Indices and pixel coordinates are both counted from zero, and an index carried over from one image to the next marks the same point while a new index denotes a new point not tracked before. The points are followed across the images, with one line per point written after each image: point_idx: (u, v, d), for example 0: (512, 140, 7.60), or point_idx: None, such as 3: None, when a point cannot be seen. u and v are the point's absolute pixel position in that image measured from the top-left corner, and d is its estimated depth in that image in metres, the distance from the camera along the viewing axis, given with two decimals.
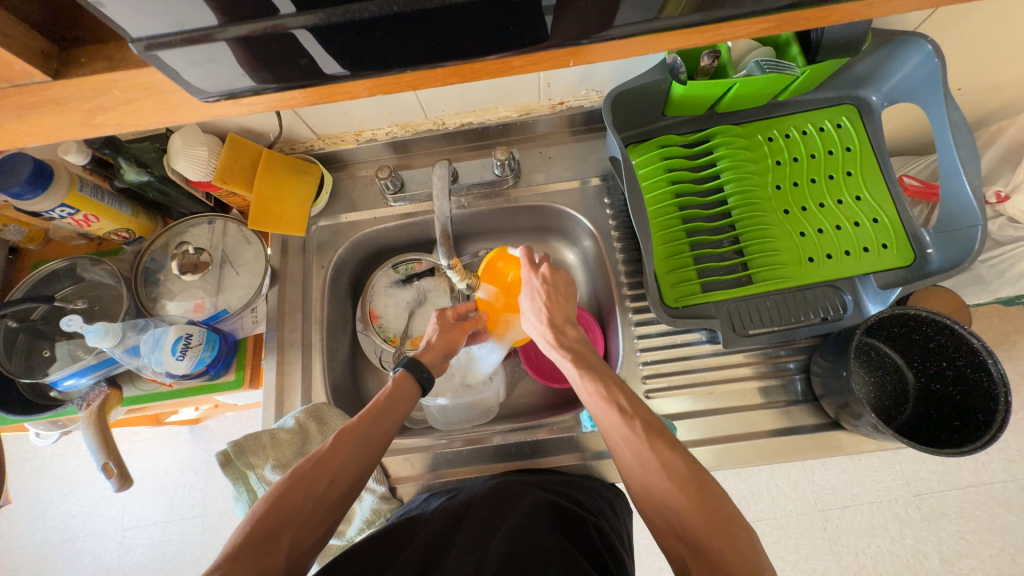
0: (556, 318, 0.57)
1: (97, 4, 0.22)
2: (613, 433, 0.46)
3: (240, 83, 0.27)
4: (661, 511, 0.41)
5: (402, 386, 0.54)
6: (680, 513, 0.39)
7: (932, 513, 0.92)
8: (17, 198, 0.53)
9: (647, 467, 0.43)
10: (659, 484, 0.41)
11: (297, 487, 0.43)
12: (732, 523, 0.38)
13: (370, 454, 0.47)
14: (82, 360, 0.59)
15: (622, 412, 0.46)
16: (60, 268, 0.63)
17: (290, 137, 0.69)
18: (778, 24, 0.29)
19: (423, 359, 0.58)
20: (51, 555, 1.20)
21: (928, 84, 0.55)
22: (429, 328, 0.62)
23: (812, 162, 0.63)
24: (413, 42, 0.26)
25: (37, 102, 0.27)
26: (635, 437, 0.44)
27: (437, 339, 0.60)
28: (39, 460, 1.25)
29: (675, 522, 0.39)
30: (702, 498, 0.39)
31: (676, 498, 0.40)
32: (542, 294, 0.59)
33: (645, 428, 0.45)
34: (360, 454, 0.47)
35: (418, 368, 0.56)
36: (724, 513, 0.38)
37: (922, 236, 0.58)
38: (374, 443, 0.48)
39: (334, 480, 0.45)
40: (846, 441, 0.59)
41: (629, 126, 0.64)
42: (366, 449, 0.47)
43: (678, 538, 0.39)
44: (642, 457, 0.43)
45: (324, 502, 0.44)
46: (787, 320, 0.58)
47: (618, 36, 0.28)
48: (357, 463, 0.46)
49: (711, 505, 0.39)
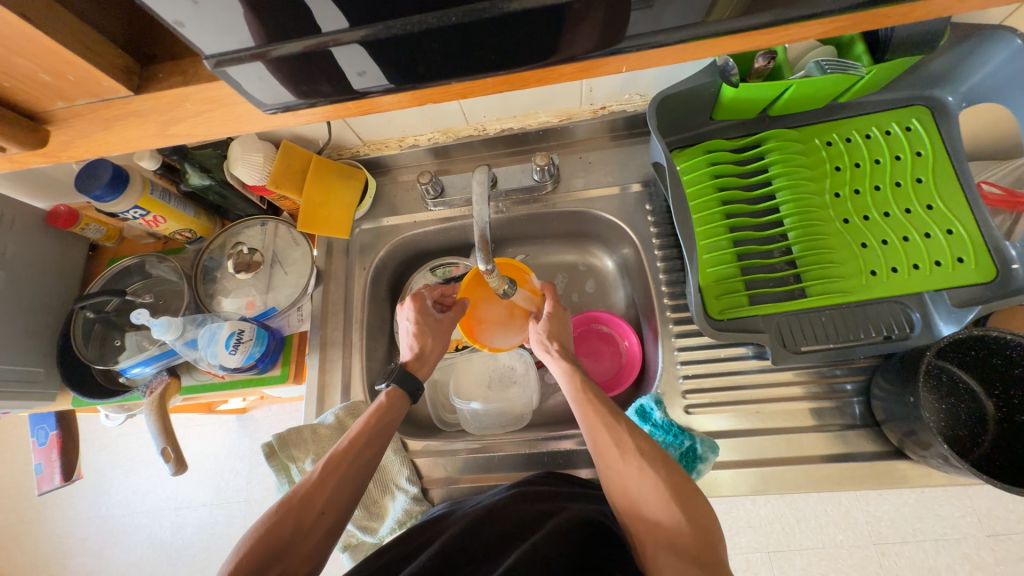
0: (562, 340, 0.61)
1: (177, 24, 0.23)
2: (594, 423, 0.51)
3: (298, 95, 0.28)
4: (628, 492, 0.47)
5: (392, 403, 0.55)
6: (647, 494, 0.45)
7: (1009, 557, 0.83)
8: (98, 200, 0.58)
9: (622, 450, 0.48)
10: (631, 468, 0.47)
11: (285, 521, 0.45)
12: (693, 499, 0.44)
13: (359, 481, 0.49)
14: (147, 350, 0.64)
15: (606, 408, 0.52)
16: (131, 264, 0.69)
17: (338, 143, 0.72)
18: (845, 24, 0.27)
19: (420, 373, 0.61)
20: (114, 528, 1.30)
21: (1017, 82, 0.49)
22: (413, 333, 0.63)
23: (876, 168, 0.58)
24: (464, 53, 0.26)
25: (121, 115, 0.29)
26: (617, 427, 0.50)
27: (430, 345, 0.63)
28: (107, 439, 1.37)
29: (642, 501, 0.45)
30: (670, 481, 0.45)
31: (645, 479, 0.46)
32: (553, 318, 0.62)
33: (626, 422, 0.51)
34: (348, 483, 0.48)
35: (410, 382, 0.57)
36: (688, 494, 0.44)
37: (1006, 251, 0.52)
38: (362, 469, 0.50)
39: (323, 512, 0.46)
40: (910, 473, 0.54)
41: (674, 130, 0.62)
42: (354, 476, 0.49)
43: (641, 516, 0.45)
44: (620, 443, 0.49)
45: (313, 535, 0.45)
46: (845, 337, 0.54)
47: (669, 41, 0.27)
48: (343, 491, 0.48)
49: (675, 487, 0.44)
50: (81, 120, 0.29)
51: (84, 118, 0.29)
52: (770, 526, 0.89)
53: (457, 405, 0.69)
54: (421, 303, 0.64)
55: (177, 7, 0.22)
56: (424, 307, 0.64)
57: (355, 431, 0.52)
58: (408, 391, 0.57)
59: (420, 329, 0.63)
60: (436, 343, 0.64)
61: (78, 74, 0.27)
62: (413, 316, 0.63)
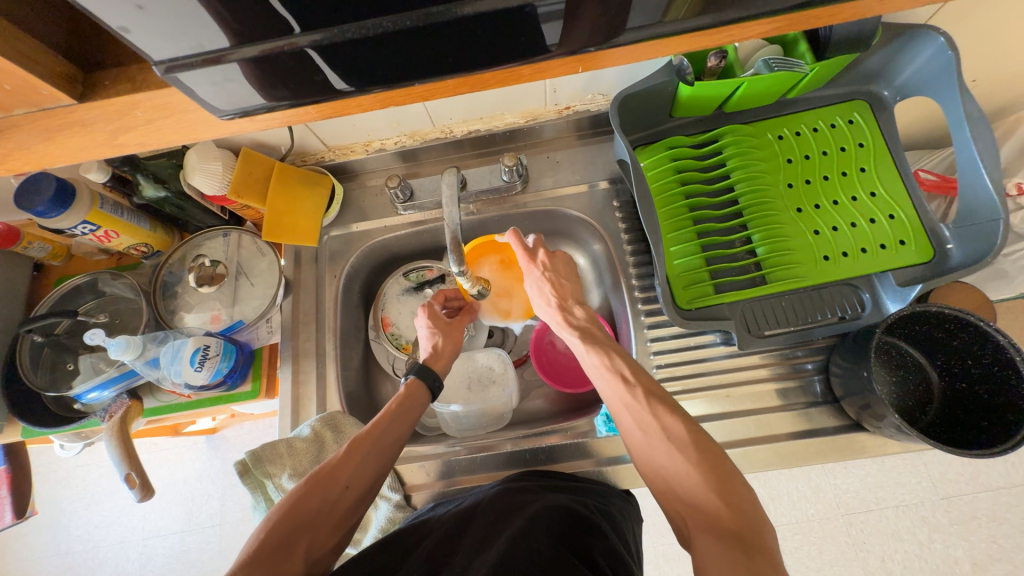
0: (563, 300, 0.59)
1: (123, 30, 0.23)
2: (615, 403, 0.49)
3: (256, 101, 0.28)
4: (660, 475, 0.44)
5: (412, 393, 0.55)
6: (679, 475, 0.42)
7: (961, 516, 0.89)
8: (42, 216, 0.55)
9: (647, 430, 0.45)
10: (659, 450, 0.44)
11: (311, 496, 0.44)
12: (732, 479, 0.41)
13: (384, 460, 0.49)
14: (104, 373, 0.60)
15: (628, 377, 0.49)
16: (82, 283, 0.65)
17: (302, 149, 0.71)
18: (785, 23, 0.28)
19: (434, 366, 0.60)
20: (75, 565, 1.22)
21: (942, 76, 0.54)
22: (427, 336, 0.63)
23: (824, 159, 0.62)
24: (425, 55, 0.26)
25: (64, 125, 0.28)
26: (637, 403, 0.47)
27: (443, 344, 0.62)
28: (63, 471, 1.28)
29: (676, 486, 0.42)
30: (704, 458, 0.42)
31: (675, 461, 0.43)
32: (551, 279, 0.60)
33: (647, 395, 0.47)
34: (374, 460, 0.48)
35: (430, 376, 0.58)
36: (722, 471, 0.41)
37: (941, 232, 0.57)
38: (385, 451, 0.49)
39: (348, 487, 0.46)
40: (868, 443, 0.57)
41: (637, 128, 0.64)
42: (379, 456, 0.49)
43: (678, 500, 0.42)
44: (643, 423, 0.46)
45: (340, 508, 0.45)
46: (803, 319, 0.57)
47: (622, 43, 0.28)
48: (368, 469, 0.47)
49: (707, 465, 0.41)
50: (20, 132, 0.28)
51: (23, 129, 0.28)
52: None
53: (437, 408, 0.68)
54: (431, 308, 0.65)
55: (122, 13, 0.22)
56: (434, 312, 0.65)
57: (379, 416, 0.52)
58: (428, 385, 0.58)
59: (432, 329, 0.63)
60: (450, 343, 0.63)
61: (14, 82, 0.26)
62: (427, 322, 0.64)
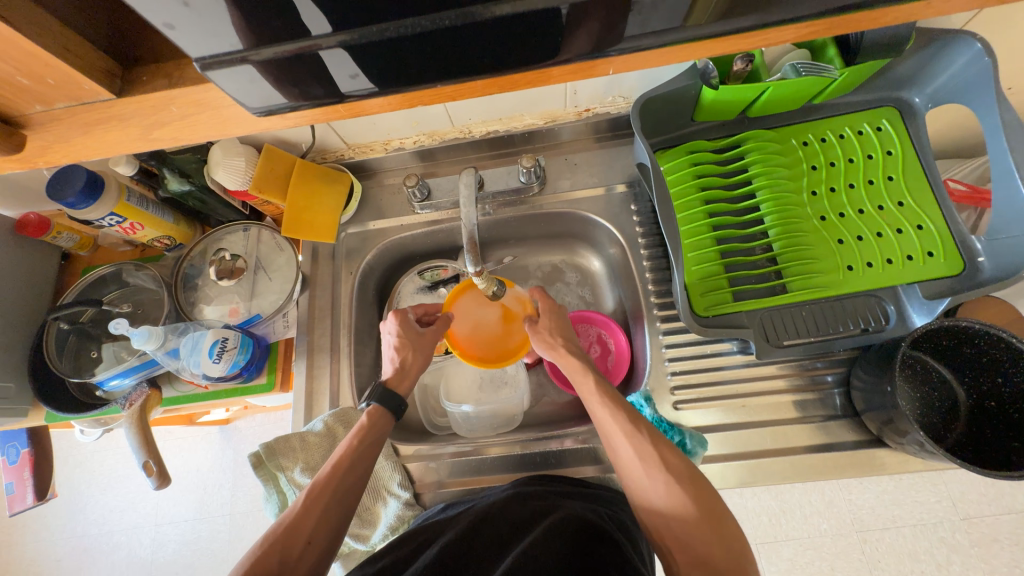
0: (555, 340, 0.57)
1: (166, 26, 0.23)
2: (613, 429, 0.47)
3: (285, 98, 0.28)
4: (652, 506, 0.43)
5: (374, 423, 0.54)
6: (673, 509, 0.42)
7: (982, 539, 0.86)
8: (71, 208, 0.57)
9: (646, 463, 0.44)
10: (656, 482, 0.43)
11: (273, 551, 0.43)
12: (725, 524, 0.40)
13: (346, 506, 0.48)
14: (126, 362, 0.61)
15: (628, 414, 0.48)
16: (107, 274, 0.67)
17: (322, 146, 0.71)
18: (822, 28, 0.28)
19: (398, 388, 0.57)
20: (90, 548, 1.25)
21: (977, 84, 0.52)
22: (394, 345, 0.60)
23: (850, 167, 0.61)
24: (455, 57, 0.26)
25: (103, 119, 0.29)
26: (640, 437, 0.46)
27: (411, 360, 0.59)
28: (81, 455, 1.32)
29: (669, 520, 0.42)
30: (700, 502, 0.41)
31: (672, 500, 0.42)
32: (551, 314, 0.60)
33: (648, 429, 0.46)
34: (335, 509, 0.47)
35: (392, 400, 0.56)
36: (716, 512, 0.41)
37: (972, 244, 0.55)
38: (349, 492, 0.49)
39: (311, 540, 0.45)
40: (889, 460, 0.56)
41: (658, 132, 0.63)
42: (342, 502, 0.48)
43: (669, 533, 0.42)
44: (643, 453, 0.45)
45: (301, 567, 0.44)
46: (825, 330, 0.56)
47: (652, 45, 0.27)
48: (331, 518, 0.47)
49: (704, 504, 0.41)
50: (61, 125, 0.29)
51: (64, 122, 0.29)
52: (757, 519, 0.91)
53: (450, 408, 0.68)
54: (404, 316, 0.62)
55: (169, 10, 0.22)
56: (406, 321, 0.62)
57: (337, 454, 0.50)
58: (391, 410, 0.56)
59: (402, 342, 0.60)
60: (417, 357, 0.60)
61: (57, 77, 0.26)
62: (395, 330, 0.61)
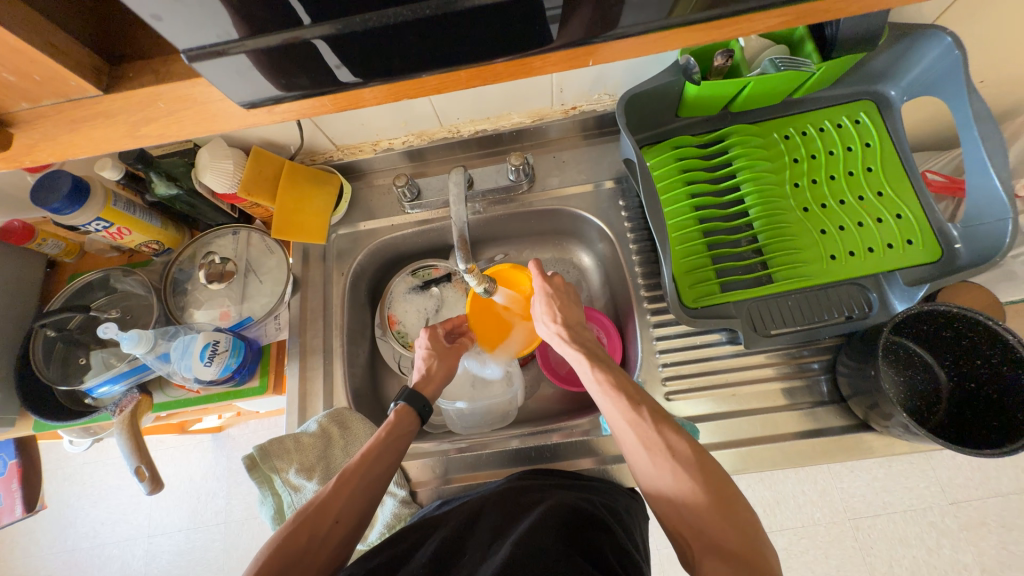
0: (572, 320, 0.58)
1: (155, 18, 0.23)
2: (616, 419, 0.48)
3: (272, 91, 0.28)
4: (664, 497, 0.43)
5: (401, 421, 0.54)
6: (682, 496, 0.42)
7: (970, 522, 0.88)
8: (57, 213, 0.56)
9: (651, 450, 0.45)
10: (662, 470, 0.44)
11: (302, 529, 0.43)
12: (737, 506, 0.41)
13: (372, 494, 0.48)
14: (115, 368, 0.61)
15: (628, 399, 0.49)
16: (94, 280, 0.66)
17: (311, 148, 0.72)
18: (796, 16, 0.29)
19: (425, 392, 0.59)
20: (81, 562, 1.23)
21: (949, 75, 0.54)
22: (425, 354, 0.62)
23: (830, 159, 0.62)
24: (439, 46, 0.27)
25: (90, 115, 0.29)
26: (643, 423, 0.46)
27: (438, 367, 0.61)
28: (70, 468, 1.29)
29: (679, 507, 0.42)
30: (709, 484, 0.41)
31: (681, 482, 0.42)
32: (554, 298, 0.60)
33: (652, 415, 0.47)
34: (361, 494, 0.47)
35: (419, 400, 0.57)
36: (728, 496, 0.41)
37: (949, 231, 0.57)
38: (378, 479, 0.49)
39: (338, 521, 0.45)
40: (876, 444, 0.57)
41: (643, 128, 0.65)
42: (370, 487, 0.48)
43: (682, 520, 0.42)
44: (647, 441, 0.45)
45: (329, 546, 0.44)
46: (810, 319, 0.57)
47: (628, 35, 0.28)
48: (359, 501, 0.47)
49: (715, 490, 0.41)
50: (47, 123, 0.29)
51: (50, 120, 0.29)
52: (752, 509, 0.92)
53: (444, 406, 0.69)
54: (434, 331, 0.64)
55: (159, 1, 0.23)
56: (435, 335, 0.65)
57: (370, 443, 0.51)
58: (417, 411, 0.56)
59: (430, 352, 0.62)
60: (445, 367, 0.62)
61: (45, 74, 0.26)
62: (426, 343, 0.63)
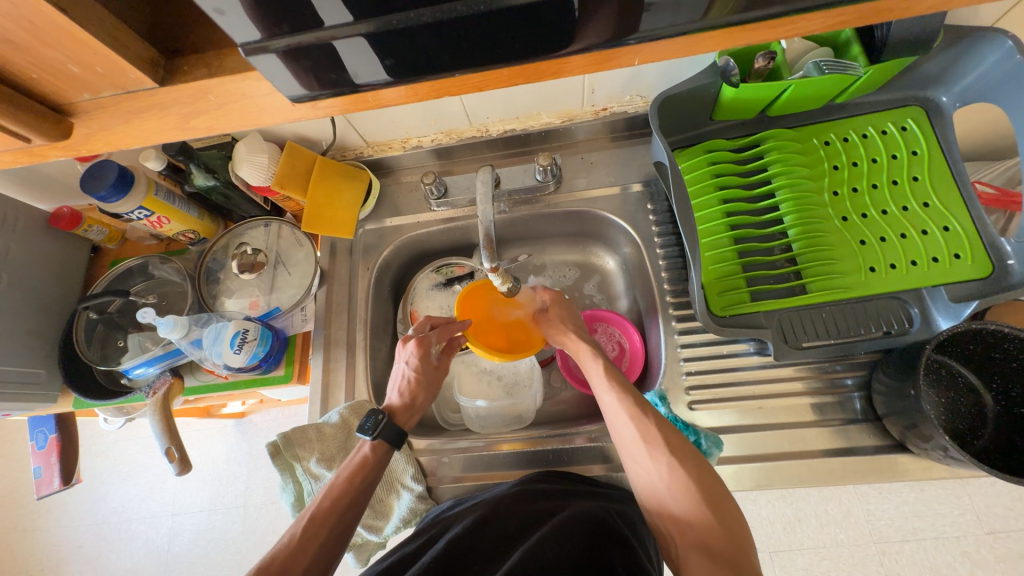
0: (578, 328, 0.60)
1: (216, 12, 0.24)
2: (617, 410, 0.47)
3: (315, 87, 0.29)
4: (656, 491, 0.43)
5: (374, 459, 0.52)
6: (675, 492, 0.41)
7: (1008, 554, 0.83)
8: (103, 201, 0.59)
9: (649, 443, 0.44)
10: (658, 464, 0.43)
11: None
12: (731, 511, 0.40)
13: (339, 541, 0.47)
14: (151, 351, 0.63)
15: (634, 396, 0.48)
16: (133, 265, 0.69)
17: (342, 144, 0.73)
18: (852, 16, 0.27)
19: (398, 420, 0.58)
20: (110, 535, 1.28)
21: (1008, 82, 0.51)
22: (405, 378, 0.60)
23: (873, 167, 0.60)
24: (481, 44, 0.27)
25: (145, 107, 0.30)
26: (644, 417, 0.45)
27: (418, 397, 0.59)
28: (103, 445, 1.35)
29: (672, 503, 0.42)
30: (704, 486, 0.41)
31: (676, 478, 0.42)
32: (557, 307, 0.62)
33: (655, 411, 0.46)
34: (330, 541, 0.46)
35: (390, 432, 0.54)
36: (718, 495, 0.40)
37: (1001, 246, 0.53)
38: (345, 525, 0.48)
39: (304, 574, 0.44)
40: (911, 467, 0.54)
41: (676, 130, 0.63)
42: (337, 534, 0.47)
43: (673, 514, 0.41)
44: (647, 434, 0.44)
45: None
46: (846, 332, 0.55)
47: (674, 34, 0.28)
48: (326, 552, 0.46)
49: (705, 488, 0.41)
50: (106, 113, 0.30)
51: (109, 110, 0.30)
52: (771, 526, 0.90)
53: (463, 403, 0.69)
54: (423, 351, 0.60)
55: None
56: (425, 354, 0.60)
57: (336, 483, 0.50)
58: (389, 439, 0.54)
59: (414, 378, 0.59)
60: (425, 395, 0.60)
61: (105, 66, 0.27)
62: (412, 362, 0.60)
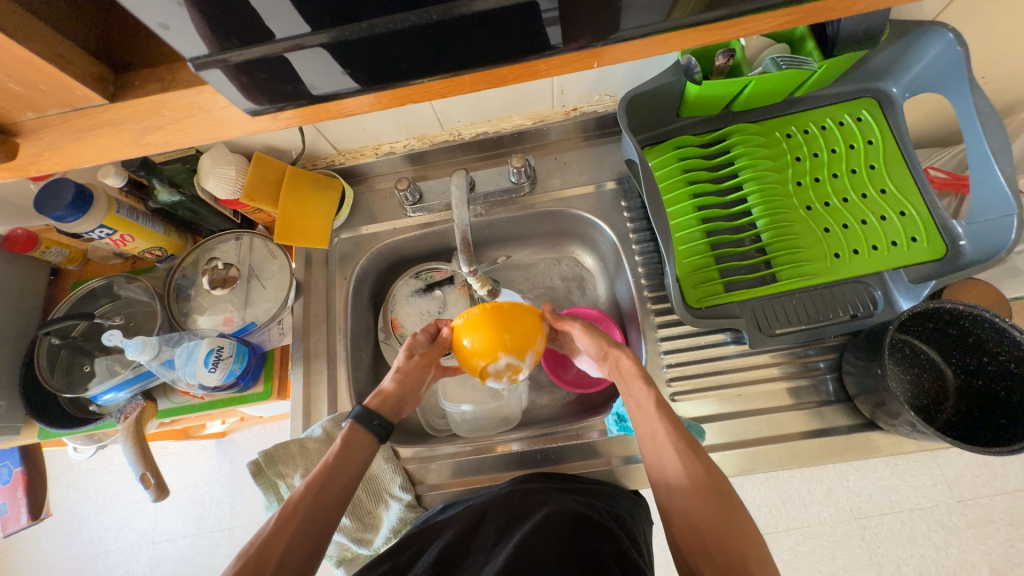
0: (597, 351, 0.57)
1: (161, 27, 0.23)
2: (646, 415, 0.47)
3: (276, 98, 0.29)
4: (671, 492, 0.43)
5: (352, 443, 0.50)
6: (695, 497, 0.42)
7: (977, 520, 0.88)
8: (60, 220, 0.56)
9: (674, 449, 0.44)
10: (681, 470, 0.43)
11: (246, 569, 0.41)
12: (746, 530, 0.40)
13: (319, 529, 0.45)
14: (121, 374, 0.61)
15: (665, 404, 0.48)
16: (98, 286, 0.66)
17: (312, 153, 0.72)
18: (800, 15, 0.28)
19: (377, 411, 0.53)
20: (86, 568, 1.23)
21: (950, 74, 0.54)
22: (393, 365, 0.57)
23: (832, 157, 0.62)
24: (443, 50, 0.27)
25: (95, 124, 0.29)
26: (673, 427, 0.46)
27: (392, 386, 0.56)
28: (75, 475, 1.29)
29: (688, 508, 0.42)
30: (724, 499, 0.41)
31: (698, 485, 0.42)
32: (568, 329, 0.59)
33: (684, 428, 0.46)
34: (307, 528, 0.44)
35: (370, 417, 0.52)
36: (735, 513, 0.41)
37: (953, 228, 0.56)
38: (323, 513, 0.46)
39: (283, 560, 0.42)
40: (882, 443, 0.57)
41: (645, 128, 0.64)
42: (316, 522, 0.45)
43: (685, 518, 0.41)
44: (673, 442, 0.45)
45: None
46: (816, 318, 0.57)
47: (633, 36, 0.28)
48: (305, 539, 0.44)
49: (724, 501, 0.41)
50: (54, 132, 0.29)
51: (57, 128, 0.29)
52: (757, 510, 0.92)
53: (448, 409, 0.69)
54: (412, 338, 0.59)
55: (164, 11, 0.23)
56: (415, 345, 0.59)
57: (318, 468, 0.48)
58: (369, 428, 0.51)
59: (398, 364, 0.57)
60: (401, 388, 0.56)
61: (50, 83, 0.27)
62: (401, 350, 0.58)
